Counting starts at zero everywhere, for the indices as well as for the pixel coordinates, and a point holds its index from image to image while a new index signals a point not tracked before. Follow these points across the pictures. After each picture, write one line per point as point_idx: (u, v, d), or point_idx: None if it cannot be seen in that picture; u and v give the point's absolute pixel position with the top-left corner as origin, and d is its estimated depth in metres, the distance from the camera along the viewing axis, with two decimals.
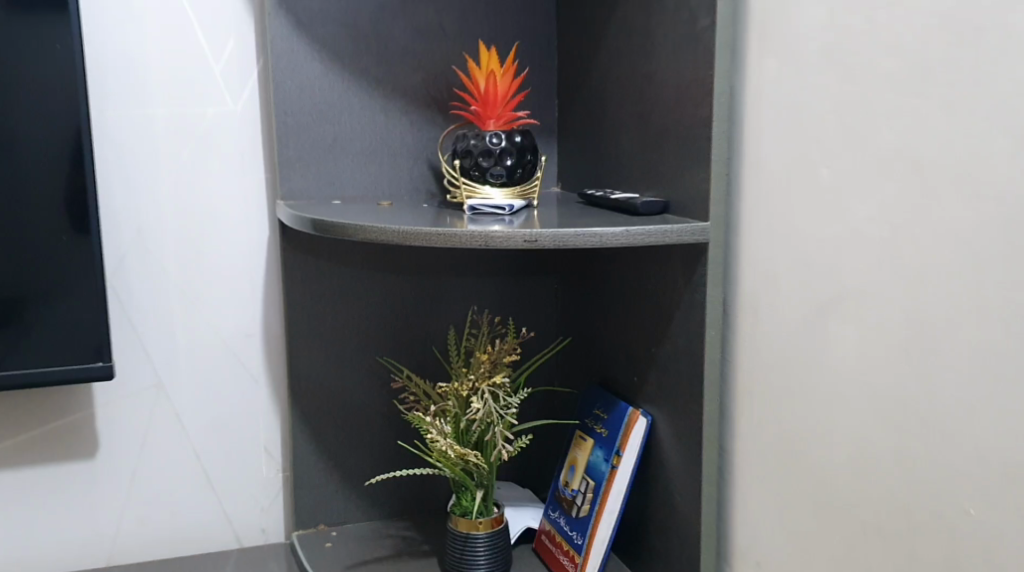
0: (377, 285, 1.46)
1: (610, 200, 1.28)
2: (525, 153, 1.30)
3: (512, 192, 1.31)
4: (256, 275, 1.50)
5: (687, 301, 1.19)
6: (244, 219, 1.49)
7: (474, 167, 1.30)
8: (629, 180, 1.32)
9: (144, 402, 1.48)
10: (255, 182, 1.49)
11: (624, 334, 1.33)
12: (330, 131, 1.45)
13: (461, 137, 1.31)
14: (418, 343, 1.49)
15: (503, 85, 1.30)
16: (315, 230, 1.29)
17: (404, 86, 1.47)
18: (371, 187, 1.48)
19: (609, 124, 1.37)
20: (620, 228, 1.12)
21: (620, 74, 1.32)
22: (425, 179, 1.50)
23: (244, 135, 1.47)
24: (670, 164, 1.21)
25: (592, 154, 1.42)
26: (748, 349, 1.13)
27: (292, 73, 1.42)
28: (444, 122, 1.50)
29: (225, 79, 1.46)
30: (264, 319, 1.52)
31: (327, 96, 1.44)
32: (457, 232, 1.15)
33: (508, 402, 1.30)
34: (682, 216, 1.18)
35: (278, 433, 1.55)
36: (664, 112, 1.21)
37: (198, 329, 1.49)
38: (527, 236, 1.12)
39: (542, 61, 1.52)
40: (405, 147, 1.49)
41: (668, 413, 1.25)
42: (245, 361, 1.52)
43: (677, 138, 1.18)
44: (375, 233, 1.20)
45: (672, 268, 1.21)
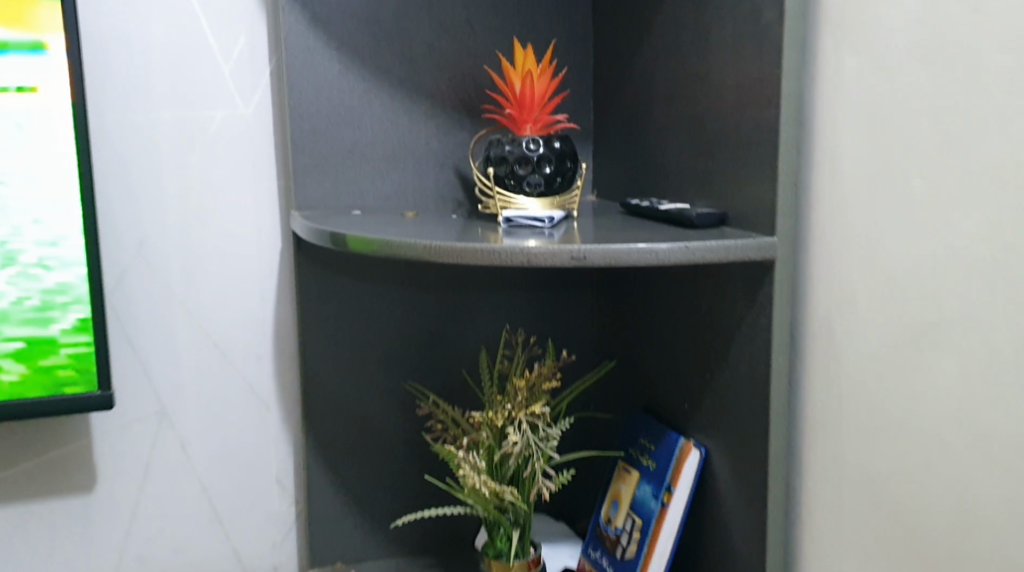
0: (401, 304, 1.34)
1: (659, 211, 1.16)
2: (565, 160, 1.18)
3: (551, 202, 1.19)
4: (268, 292, 1.39)
5: (748, 324, 1.07)
6: (256, 231, 1.37)
7: (509, 174, 1.18)
8: (679, 188, 1.20)
9: (149, 431, 1.37)
10: (267, 191, 1.37)
11: (672, 356, 1.22)
12: (349, 136, 1.34)
13: (495, 142, 1.19)
14: (444, 365, 1.37)
15: (541, 86, 1.18)
16: (332, 244, 1.17)
17: (429, 87, 1.36)
18: (393, 197, 1.37)
19: (654, 128, 1.25)
20: (678, 244, 1.00)
21: (668, 74, 1.21)
22: (451, 188, 1.39)
23: (255, 140, 1.36)
24: (728, 171, 1.09)
25: (634, 160, 1.31)
26: (824, 377, 1.02)
27: (308, 73, 1.31)
28: (471, 125, 1.39)
29: (235, 79, 1.34)
30: (277, 339, 1.40)
31: (346, 99, 1.33)
32: (497, 249, 1.03)
33: (549, 434, 1.19)
34: (743, 230, 1.07)
35: (291, 462, 1.43)
36: (721, 113, 1.09)
37: (206, 351, 1.37)
38: (576, 252, 1.00)
39: (577, 60, 1.41)
40: (430, 152, 1.37)
41: (725, 447, 1.13)
42: (256, 385, 1.40)
43: (736, 142, 1.07)
44: (403, 250, 1.08)
45: (732, 286, 1.09)
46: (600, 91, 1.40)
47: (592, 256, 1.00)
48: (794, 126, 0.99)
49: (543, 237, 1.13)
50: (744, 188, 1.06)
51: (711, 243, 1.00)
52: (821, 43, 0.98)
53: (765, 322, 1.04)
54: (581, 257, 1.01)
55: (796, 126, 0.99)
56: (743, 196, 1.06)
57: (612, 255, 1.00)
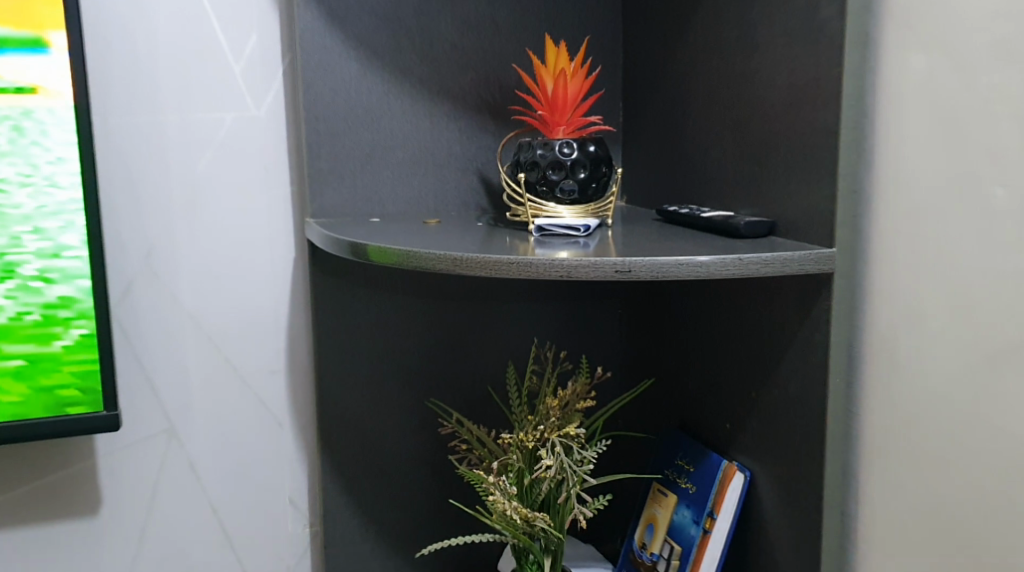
0: (421, 316, 1.27)
1: (701, 218, 1.09)
2: (600, 164, 1.11)
3: (585, 210, 1.12)
4: (281, 304, 1.32)
5: (801, 340, 1.00)
6: (268, 239, 1.30)
7: (540, 179, 1.11)
8: (720, 195, 1.13)
9: (156, 451, 1.29)
10: (281, 198, 1.30)
11: (712, 373, 1.15)
12: (367, 139, 1.26)
13: (526, 146, 1.12)
14: (467, 381, 1.30)
15: (576, 86, 1.10)
16: (352, 255, 1.10)
17: (451, 87, 1.29)
18: (413, 203, 1.29)
19: (692, 131, 1.18)
20: (731, 256, 0.93)
21: (708, 73, 1.13)
22: (473, 193, 1.32)
23: (268, 144, 1.29)
24: (778, 176, 1.01)
25: (669, 164, 1.23)
26: (886, 398, 0.95)
27: (325, 73, 1.24)
28: (495, 127, 1.31)
29: (246, 80, 1.27)
30: (290, 353, 1.33)
31: (364, 100, 1.26)
32: (533, 261, 0.96)
33: (583, 457, 1.11)
34: (795, 240, 0.99)
35: (306, 482, 1.36)
36: (770, 115, 1.02)
37: (216, 366, 1.30)
38: (619, 265, 0.93)
39: (606, 58, 1.33)
40: (451, 155, 1.30)
41: (774, 470, 1.06)
42: (269, 401, 1.33)
43: (788, 146, 0.99)
44: (430, 262, 1.01)
45: (782, 300, 1.02)
46: (630, 92, 1.32)
47: (638, 268, 0.93)
48: (855, 129, 0.92)
49: (577, 246, 1.06)
50: (797, 195, 0.99)
51: (764, 255, 0.93)
52: (885, 39, 0.91)
53: (820, 339, 0.97)
54: (626, 270, 0.93)
55: (857, 129, 0.93)
56: (795, 203, 0.99)
57: (658, 267, 0.93)
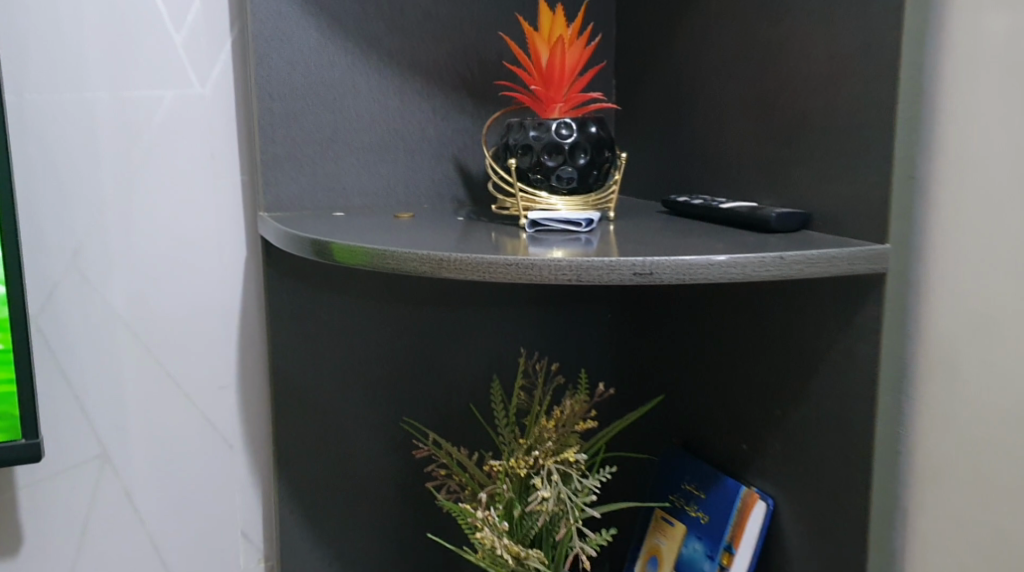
0: (392, 322, 1.12)
1: (719, 210, 0.95)
2: (603, 149, 0.97)
3: (585, 202, 0.97)
4: (231, 310, 1.15)
5: (842, 352, 0.86)
6: (216, 236, 1.13)
7: (535, 166, 0.96)
8: (741, 184, 0.99)
9: (86, 480, 1.12)
10: (229, 189, 1.13)
11: (727, 387, 1.01)
12: (328, 121, 1.10)
13: (516, 126, 0.97)
14: (444, 396, 1.15)
15: (575, 56, 0.96)
16: (313, 255, 0.94)
17: (424, 62, 1.13)
18: (381, 193, 1.13)
19: (704, 112, 1.04)
20: (770, 255, 0.78)
21: (727, 43, 0.99)
22: (450, 183, 1.16)
23: (215, 127, 1.12)
24: (819, 161, 0.88)
25: (676, 149, 1.09)
26: (942, 419, 0.82)
27: (282, 45, 1.07)
28: (475, 108, 1.16)
29: (190, 52, 1.10)
30: (243, 366, 1.16)
31: (326, 76, 1.09)
32: (533, 261, 0.80)
33: (584, 486, 0.95)
34: (836, 236, 0.86)
35: (259, 511, 1.19)
36: (810, 90, 0.88)
37: (157, 383, 1.13)
38: (639, 267, 0.78)
39: (600, 30, 1.19)
40: (425, 139, 1.14)
41: (803, 501, 0.92)
42: (217, 421, 1.16)
43: (833, 126, 0.86)
44: (410, 265, 0.85)
45: (820, 306, 0.88)
46: (628, 69, 1.18)
47: (661, 271, 0.78)
48: (911, 104, 0.80)
49: (578, 243, 0.91)
50: (842, 183, 0.85)
51: (811, 252, 0.79)
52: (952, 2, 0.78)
53: (867, 351, 0.84)
54: (647, 273, 0.78)
55: (913, 106, 0.80)
56: (839, 193, 0.85)
57: (686, 269, 0.78)
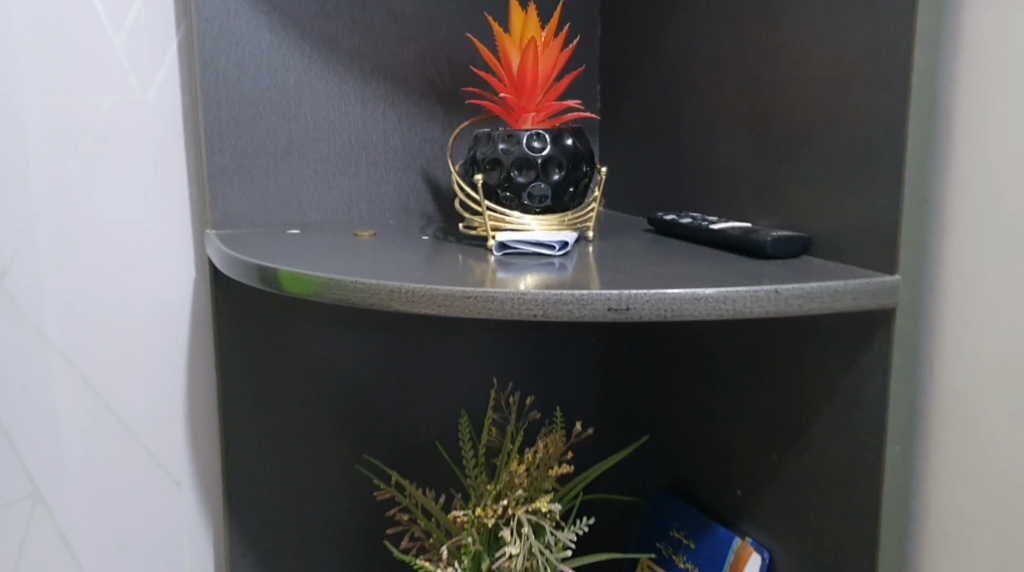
0: (353, 350, 1.02)
1: (710, 232, 0.85)
2: (580, 162, 0.88)
3: (560, 222, 0.88)
4: (178, 336, 1.05)
5: (846, 394, 0.77)
6: (161, 255, 1.03)
7: (505, 183, 0.86)
8: (733, 201, 0.90)
9: (16, 521, 1.02)
10: (175, 204, 1.03)
11: (718, 425, 0.91)
12: (282, 129, 1.00)
13: (485, 137, 0.88)
14: (410, 428, 1.05)
15: (548, 61, 0.86)
16: (258, 282, 0.84)
17: (389, 66, 1.03)
18: (342, 208, 1.04)
19: (694, 121, 0.94)
20: (763, 288, 0.68)
21: (717, 46, 0.90)
22: (418, 197, 1.07)
23: (158, 137, 1.02)
24: (821, 178, 0.78)
25: (663, 161, 1.00)
26: (956, 474, 0.72)
27: (230, 46, 0.97)
28: (445, 117, 1.06)
29: (131, 54, 1.00)
30: (192, 396, 1.07)
31: (280, 80, 1.00)
32: (493, 293, 0.71)
33: (557, 539, 0.86)
34: (839, 264, 0.76)
35: (210, 553, 1.10)
36: (811, 98, 0.79)
37: (97, 416, 1.04)
38: (614, 301, 0.69)
39: (580, 30, 1.09)
40: (391, 150, 1.05)
41: (802, 557, 0.82)
42: (163, 456, 1.07)
43: (837, 139, 0.76)
44: (358, 297, 0.75)
45: (822, 341, 0.78)
46: (612, 74, 1.08)
47: (639, 305, 0.69)
48: (924, 116, 0.70)
49: (551, 268, 0.82)
50: (847, 203, 0.76)
51: (810, 285, 0.70)
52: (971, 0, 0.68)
53: (874, 393, 0.74)
54: (623, 308, 0.69)
55: (925, 118, 0.71)
56: (844, 214, 0.76)
57: (669, 303, 0.68)
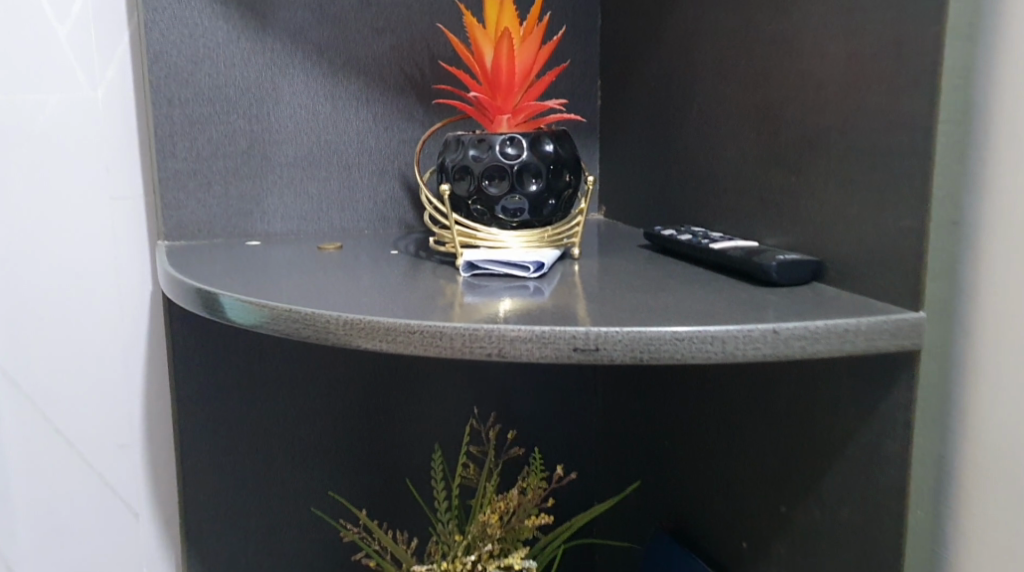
0: (321, 373, 0.93)
1: (709, 251, 0.75)
2: (562, 171, 0.78)
3: (540, 238, 0.78)
4: (132, 357, 0.96)
5: (861, 445, 0.65)
6: (113, 267, 0.94)
7: (475, 194, 0.77)
8: (739, 214, 0.79)
9: None
10: (129, 212, 0.94)
11: (720, 467, 0.81)
12: (242, 130, 0.91)
13: (454, 141, 0.78)
14: (385, 457, 0.96)
15: (526, 57, 0.77)
16: (197, 308, 0.72)
17: (363, 60, 0.94)
18: (311, 216, 0.95)
19: (698, 123, 0.83)
20: (758, 328, 0.58)
21: (723, 38, 0.79)
22: (396, 204, 0.97)
23: (108, 138, 0.93)
24: (837, 192, 0.67)
25: (664, 167, 0.89)
26: (995, 546, 0.61)
27: (182, 39, 0.88)
28: (426, 116, 0.96)
29: (77, 48, 0.91)
30: (150, 420, 0.98)
31: (240, 76, 0.90)
32: (442, 327, 0.60)
33: None
34: (854, 294, 0.65)
35: None
36: (825, 99, 0.68)
37: (44, 442, 0.95)
38: (580, 340, 0.58)
39: (579, 19, 0.99)
40: (364, 152, 0.95)
41: None
42: (119, 485, 0.98)
43: (855, 146, 0.65)
44: (295, 329, 0.65)
45: (836, 382, 0.67)
46: (613, 69, 0.98)
47: (610, 345, 0.58)
48: (955, 122, 0.59)
49: (524, 292, 0.73)
50: (864, 223, 0.65)
51: (814, 324, 0.59)
52: None
53: (895, 448, 0.63)
54: (592, 349, 0.58)
55: (958, 124, 0.59)
56: (861, 235, 0.65)
57: (645, 343, 0.58)
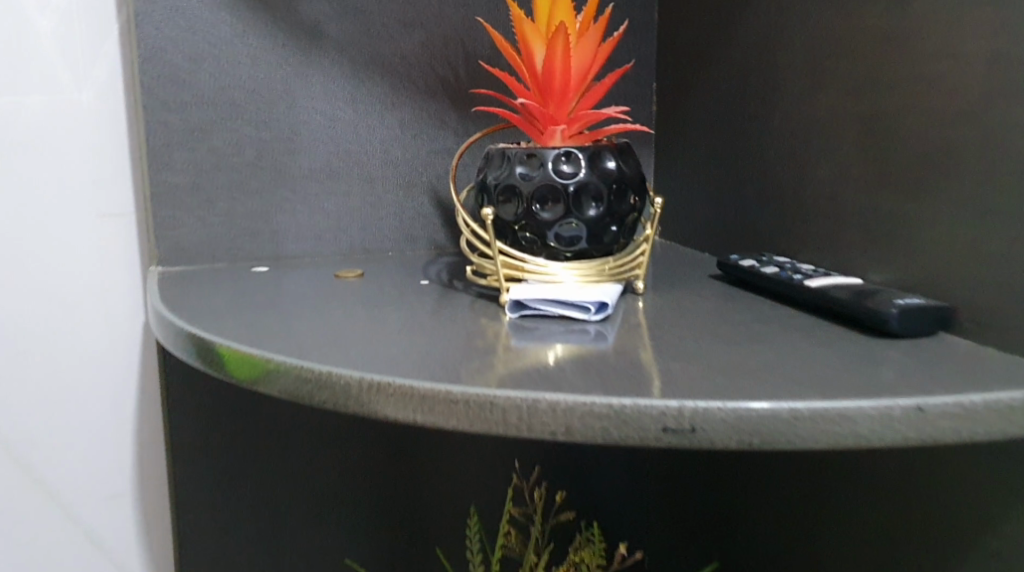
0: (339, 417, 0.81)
1: (805, 289, 0.62)
2: (626, 192, 0.66)
3: (598, 271, 0.66)
4: (123, 395, 0.84)
5: (1005, 538, 0.53)
6: (100, 294, 0.83)
7: (523, 220, 0.65)
8: (834, 243, 0.66)
9: None
10: (119, 231, 0.83)
11: (807, 542, 0.68)
12: (250, 138, 0.79)
13: (499, 156, 0.66)
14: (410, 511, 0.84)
15: (583, 57, 0.65)
16: (189, 356, 0.60)
17: (389, 58, 0.82)
18: (327, 236, 0.83)
19: (781, 134, 0.71)
20: (896, 405, 0.46)
21: (816, 35, 0.67)
22: (424, 222, 0.85)
23: (94, 146, 0.81)
24: (977, 225, 0.55)
25: (737, 183, 0.77)
26: None
27: (182, 34, 0.76)
28: (460, 123, 0.84)
29: (60, 43, 0.79)
30: (142, 466, 0.86)
31: (248, 76, 0.78)
32: (493, 396, 0.48)
33: None
34: (998, 353, 0.53)
35: None
36: (962, 111, 0.55)
37: (24, 493, 0.84)
38: (672, 419, 0.46)
39: (635, 12, 0.86)
40: (388, 163, 0.83)
41: None
42: (108, 538, 0.87)
43: (1014, 172, 0.53)
44: (307, 392, 0.53)
45: (972, 458, 0.55)
46: (673, 69, 0.85)
47: (709, 425, 0.46)
48: None
49: (585, 337, 0.61)
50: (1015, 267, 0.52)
51: (968, 399, 0.46)
52: None
53: None
54: (686, 430, 0.46)
55: None
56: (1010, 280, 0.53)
57: (756, 424, 0.46)
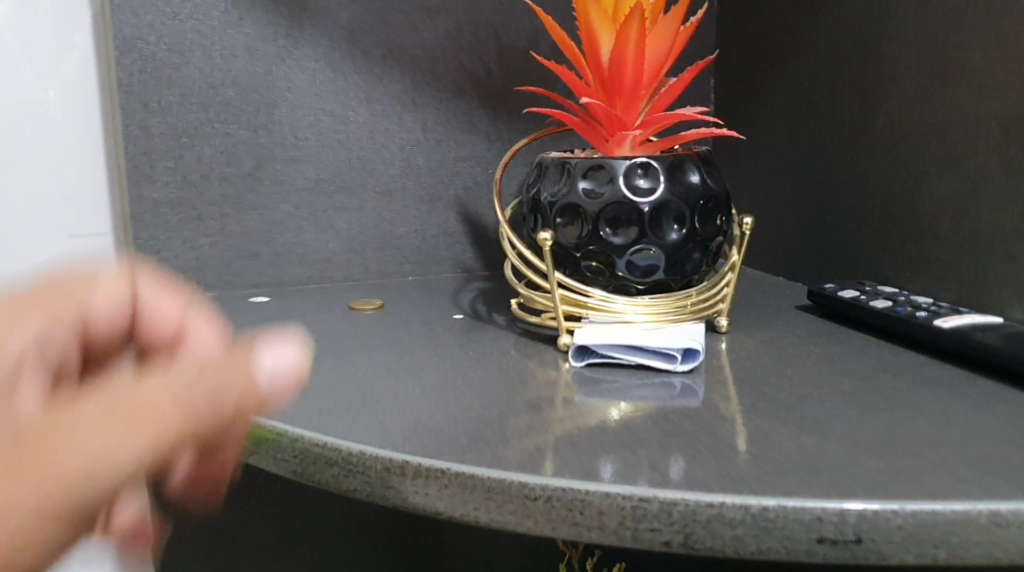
0: None
1: (937, 330, 0.50)
2: (713, 212, 0.54)
3: (679, 307, 0.54)
4: None
5: None
6: None
7: (588, 245, 0.53)
8: (959, 271, 0.55)
9: None
10: (94, 254, 0.70)
11: None
12: (246, 144, 0.67)
13: (556, 167, 0.55)
14: None
15: (659, 46, 0.53)
16: None
17: (409, 50, 0.70)
18: (337, 258, 0.71)
19: (883, 140, 0.59)
20: None
21: (934, 21, 0.55)
22: (450, 240, 0.73)
23: (64, 155, 0.68)
24: None
25: (821, 195, 0.65)
26: None
27: (165, 20, 0.64)
28: (491, 126, 0.73)
29: (20, 31, 0.66)
30: None
31: (243, 72, 0.66)
32: (585, 492, 0.37)
33: None
34: None
35: None
36: None
37: None
38: (831, 527, 0.35)
39: None
40: (408, 173, 0.71)
41: None
42: None
43: None
44: (332, 477, 0.41)
45: None
46: (737, 62, 0.74)
47: (881, 534, 0.35)
48: None
49: (668, 388, 0.48)
50: None
51: None
52: None
53: None
54: (850, 540, 0.35)
55: None
56: None
57: (943, 535, 0.34)
